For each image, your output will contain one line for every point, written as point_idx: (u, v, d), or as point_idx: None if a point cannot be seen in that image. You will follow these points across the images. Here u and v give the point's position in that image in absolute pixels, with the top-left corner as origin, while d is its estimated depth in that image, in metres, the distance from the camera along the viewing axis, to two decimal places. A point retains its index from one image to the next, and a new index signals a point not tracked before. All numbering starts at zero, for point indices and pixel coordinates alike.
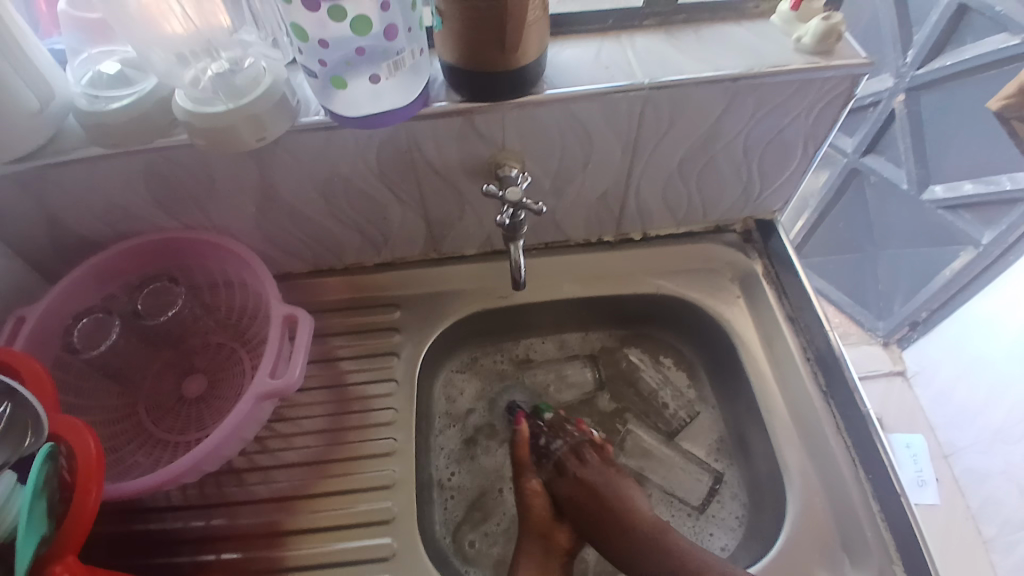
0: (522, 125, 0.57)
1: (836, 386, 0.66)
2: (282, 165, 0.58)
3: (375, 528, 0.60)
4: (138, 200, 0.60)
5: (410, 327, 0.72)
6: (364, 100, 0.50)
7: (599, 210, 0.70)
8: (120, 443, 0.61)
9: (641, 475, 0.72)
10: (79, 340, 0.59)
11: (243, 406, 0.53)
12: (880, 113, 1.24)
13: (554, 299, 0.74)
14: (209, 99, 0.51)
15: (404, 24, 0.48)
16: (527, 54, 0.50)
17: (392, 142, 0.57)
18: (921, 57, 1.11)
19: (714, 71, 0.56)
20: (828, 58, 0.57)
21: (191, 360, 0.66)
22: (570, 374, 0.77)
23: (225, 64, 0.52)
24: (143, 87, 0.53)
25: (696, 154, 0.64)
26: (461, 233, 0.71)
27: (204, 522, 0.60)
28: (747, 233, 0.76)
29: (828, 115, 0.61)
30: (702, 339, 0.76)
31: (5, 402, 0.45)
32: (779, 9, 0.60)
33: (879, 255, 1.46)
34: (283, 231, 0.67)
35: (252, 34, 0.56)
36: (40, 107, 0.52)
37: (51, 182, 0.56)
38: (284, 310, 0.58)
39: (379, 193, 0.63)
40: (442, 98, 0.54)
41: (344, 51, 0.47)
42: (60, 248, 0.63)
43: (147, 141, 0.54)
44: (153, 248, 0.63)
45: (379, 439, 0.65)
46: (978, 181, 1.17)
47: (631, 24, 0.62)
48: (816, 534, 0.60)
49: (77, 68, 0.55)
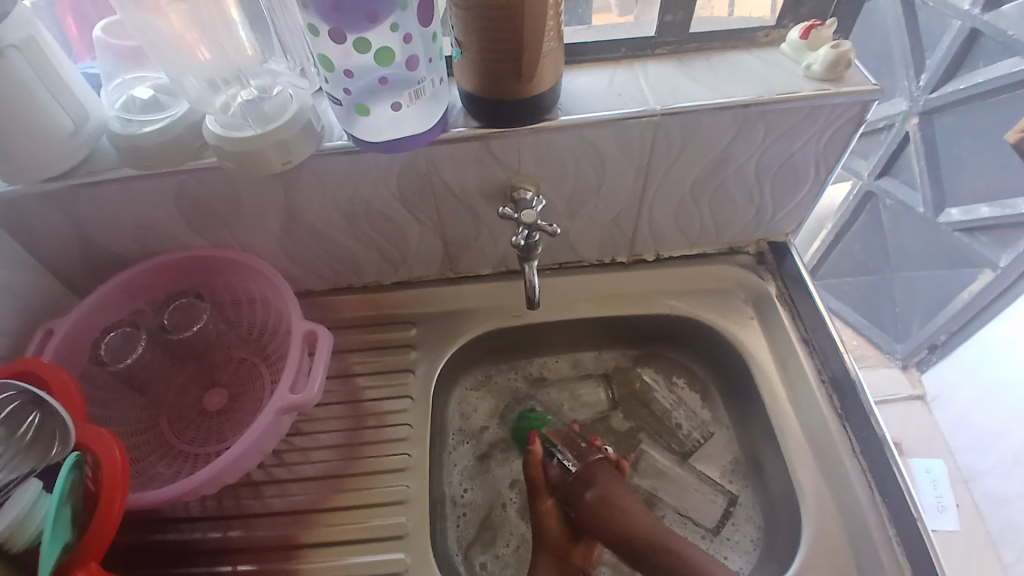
0: (538, 150, 0.58)
1: (851, 408, 0.66)
2: (305, 187, 0.60)
3: (387, 543, 0.61)
4: (166, 219, 0.62)
5: (425, 344, 0.73)
6: (385, 126, 0.52)
7: (612, 232, 0.71)
8: (141, 455, 0.62)
9: (653, 493, 0.72)
10: (106, 353, 0.62)
11: (264, 419, 0.54)
12: (894, 136, 1.25)
13: (567, 318, 0.75)
14: (239, 124, 0.54)
15: (425, 54, 0.50)
16: (543, 82, 0.52)
17: (411, 166, 0.59)
18: (933, 81, 1.12)
19: (725, 98, 0.57)
20: (838, 85, 0.58)
21: (213, 374, 0.68)
22: (584, 394, 0.78)
23: (253, 93, 0.56)
24: (175, 113, 0.56)
25: (708, 178, 0.65)
26: (476, 253, 0.72)
27: (221, 533, 0.62)
28: (760, 254, 0.77)
29: (838, 140, 0.62)
30: (715, 360, 0.76)
31: (35, 410, 0.47)
32: (789, 38, 0.62)
33: (895, 277, 1.45)
34: (305, 251, 0.69)
35: (280, 64, 0.59)
36: (74, 128, 0.55)
37: (85, 201, 0.58)
38: (305, 326, 0.59)
39: (398, 215, 0.65)
40: (460, 123, 0.56)
41: (367, 81, 0.49)
42: (90, 263, 0.66)
43: (177, 163, 0.56)
44: (179, 265, 0.66)
45: (394, 455, 0.66)
46: (993, 204, 1.17)
47: (644, 53, 0.64)
48: (832, 558, 0.59)
49: (112, 93, 0.58)
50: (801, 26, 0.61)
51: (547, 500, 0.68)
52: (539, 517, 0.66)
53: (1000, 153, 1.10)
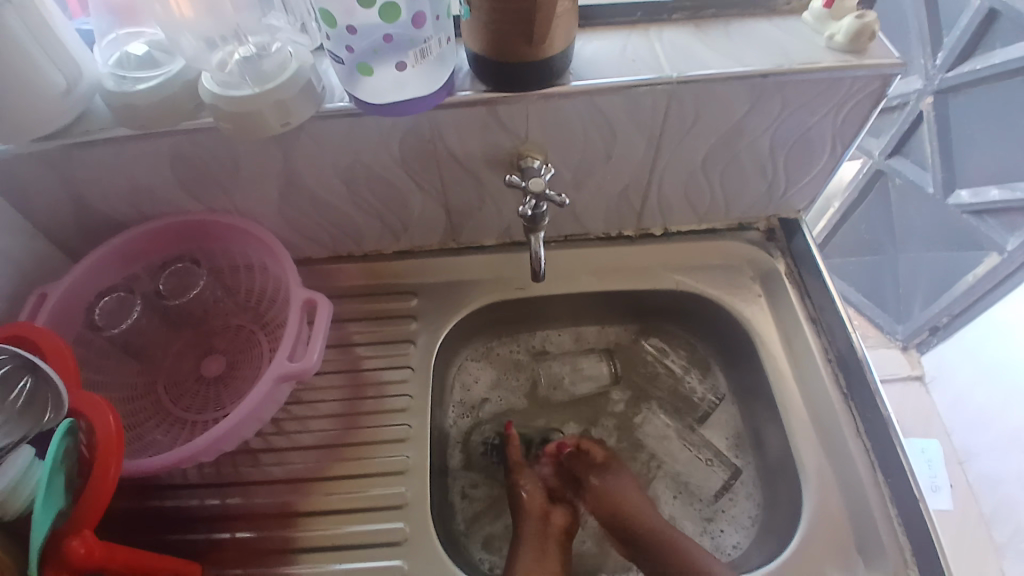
0: (547, 117, 0.56)
1: (856, 387, 0.65)
2: (306, 151, 0.58)
3: (385, 513, 0.61)
4: (162, 182, 0.60)
5: (427, 315, 0.72)
6: (388, 87, 0.50)
7: (620, 205, 0.70)
8: (140, 421, 0.62)
9: (655, 457, 0.73)
10: (101, 317, 0.61)
11: (261, 388, 0.53)
12: (907, 114, 1.21)
13: (571, 292, 0.74)
14: (236, 83, 0.52)
15: (432, 11, 0.48)
16: (554, 45, 0.50)
17: (415, 130, 0.57)
18: (949, 61, 1.09)
19: (743, 67, 0.55)
20: (861, 57, 0.55)
21: (211, 341, 0.67)
22: (585, 367, 0.76)
23: (252, 50, 0.53)
24: (171, 70, 0.54)
25: (720, 151, 0.63)
26: (480, 224, 0.71)
27: (220, 500, 0.61)
28: (770, 231, 0.75)
29: (859, 113, 0.60)
30: (720, 335, 0.75)
31: (27, 376, 0.46)
32: (811, 5, 0.59)
33: (899, 259, 1.44)
34: (304, 217, 0.67)
35: (280, 20, 0.56)
36: (68, 87, 0.53)
37: (77, 161, 0.56)
38: (304, 294, 0.58)
39: (402, 182, 0.63)
40: (467, 87, 0.54)
41: (372, 39, 0.48)
42: (85, 227, 0.64)
43: (174, 124, 0.54)
44: (177, 230, 0.64)
45: (393, 426, 0.65)
46: (1003, 187, 1.14)
47: (659, 18, 0.62)
48: (831, 534, 0.60)
49: (105, 49, 0.56)
50: None
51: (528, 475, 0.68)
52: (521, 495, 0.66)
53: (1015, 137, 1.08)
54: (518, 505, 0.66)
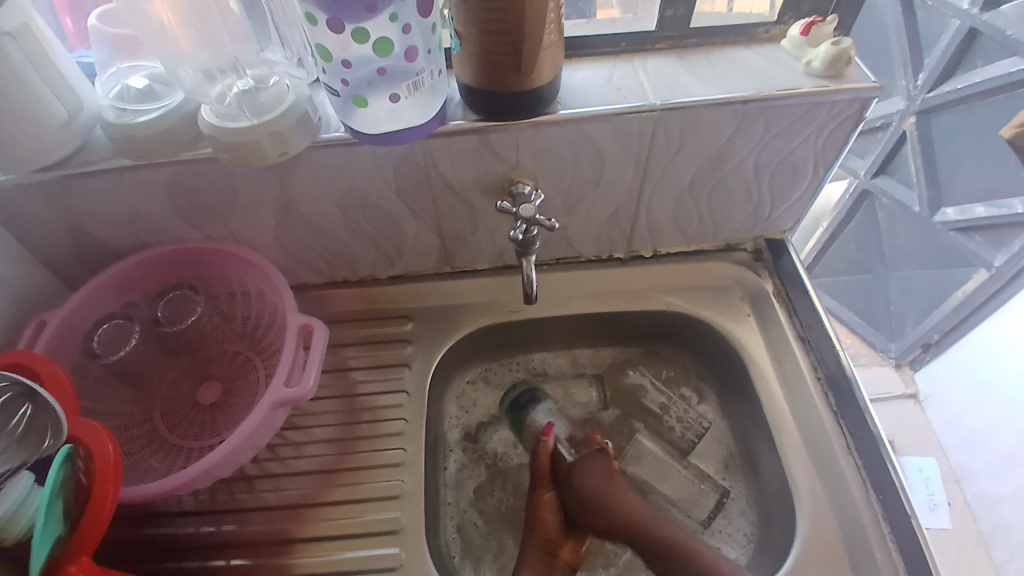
0: (536, 144, 0.58)
1: (847, 406, 0.66)
2: (302, 180, 0.59)
3: (380, 538, 0.61)
4: (161, 211, 0.62)
5: (421, 339, 0.73)
6: (384, 117, 0.52)
7: (610, 228, 0.71)
8: (135, 448, 0.62)
9: (647, 481, 0.72)
10: (99, 346, 0.62)
11: (258, 413, 0.54)
12: (891, 134, 1.24)
13: (564, 314, 0.75)
14: (235, 114, 0.54)
15: (424, 45, 0.49)
16: (542, 74, 0.52)
17: (408, 159, 0.58)
18: (931, 81, 1.12)
19: (725, 94, 0.57)
20: (839, 82, 0.58)
21: (207, 368, 0.68)
22: (576, 393, 0.78)
23: (249, 83, 0.55)
24: (171, 102, 0.56)
25: (705, 174, 0.65)
26: (474, 248, 0.72)
27: (215, 528, 0.61)
28: (758, 251, 0.77)
29: (840, 135, 0.62)
30: (712, 357, 0.76)
31: (27, 403, 0.46)
32: (790, 34, 0.61)
33: (889, 277, 1.46)
34: (300, 244, 0.68)
35: (277, 54, 0.58)
36: (69, 117, 0.54)
37: (76, 191, 0.57)
38: (300, 320, 0.59)
39: (396, 209, 0.64)
40: (458, 116, 0.56)
41: (366, 72, 0.49)
42: (83, 255, 0.65)
43: (172, 154, 0.55)
44: (176, 258, 0.65)
45: (389, 450, 0.66)
46: (989, 205, 1.17)
47: (644, 48, 0.64)
48: (825, 553, 0.60)
49: (107, 82, 0.57)
50: (801, 23, 0.61)
51: (547, 492, 0.66)
52: (537, 508, 0.65)
53: (997, 156, 1.10)
54: (530, 523, 0.64)
